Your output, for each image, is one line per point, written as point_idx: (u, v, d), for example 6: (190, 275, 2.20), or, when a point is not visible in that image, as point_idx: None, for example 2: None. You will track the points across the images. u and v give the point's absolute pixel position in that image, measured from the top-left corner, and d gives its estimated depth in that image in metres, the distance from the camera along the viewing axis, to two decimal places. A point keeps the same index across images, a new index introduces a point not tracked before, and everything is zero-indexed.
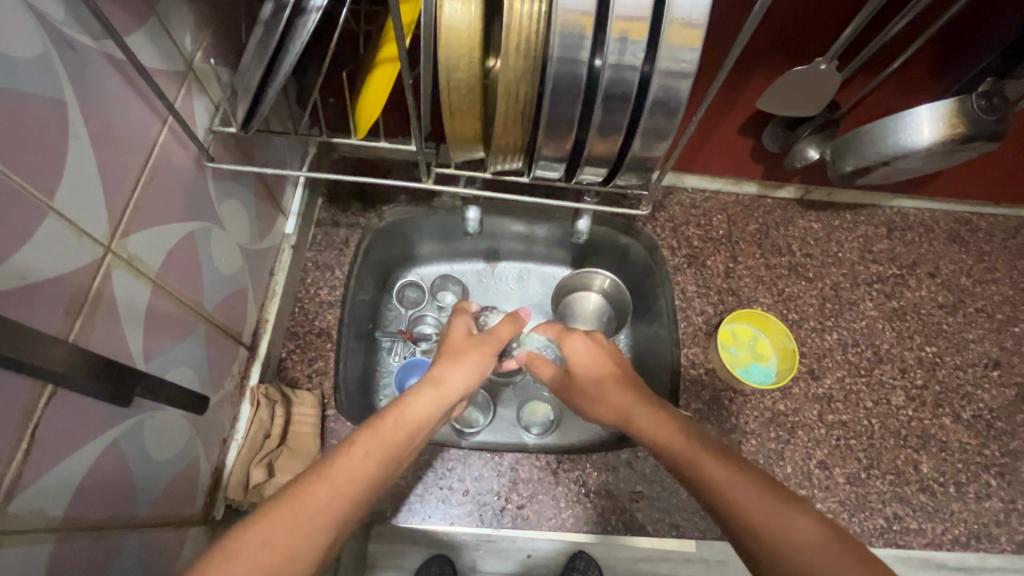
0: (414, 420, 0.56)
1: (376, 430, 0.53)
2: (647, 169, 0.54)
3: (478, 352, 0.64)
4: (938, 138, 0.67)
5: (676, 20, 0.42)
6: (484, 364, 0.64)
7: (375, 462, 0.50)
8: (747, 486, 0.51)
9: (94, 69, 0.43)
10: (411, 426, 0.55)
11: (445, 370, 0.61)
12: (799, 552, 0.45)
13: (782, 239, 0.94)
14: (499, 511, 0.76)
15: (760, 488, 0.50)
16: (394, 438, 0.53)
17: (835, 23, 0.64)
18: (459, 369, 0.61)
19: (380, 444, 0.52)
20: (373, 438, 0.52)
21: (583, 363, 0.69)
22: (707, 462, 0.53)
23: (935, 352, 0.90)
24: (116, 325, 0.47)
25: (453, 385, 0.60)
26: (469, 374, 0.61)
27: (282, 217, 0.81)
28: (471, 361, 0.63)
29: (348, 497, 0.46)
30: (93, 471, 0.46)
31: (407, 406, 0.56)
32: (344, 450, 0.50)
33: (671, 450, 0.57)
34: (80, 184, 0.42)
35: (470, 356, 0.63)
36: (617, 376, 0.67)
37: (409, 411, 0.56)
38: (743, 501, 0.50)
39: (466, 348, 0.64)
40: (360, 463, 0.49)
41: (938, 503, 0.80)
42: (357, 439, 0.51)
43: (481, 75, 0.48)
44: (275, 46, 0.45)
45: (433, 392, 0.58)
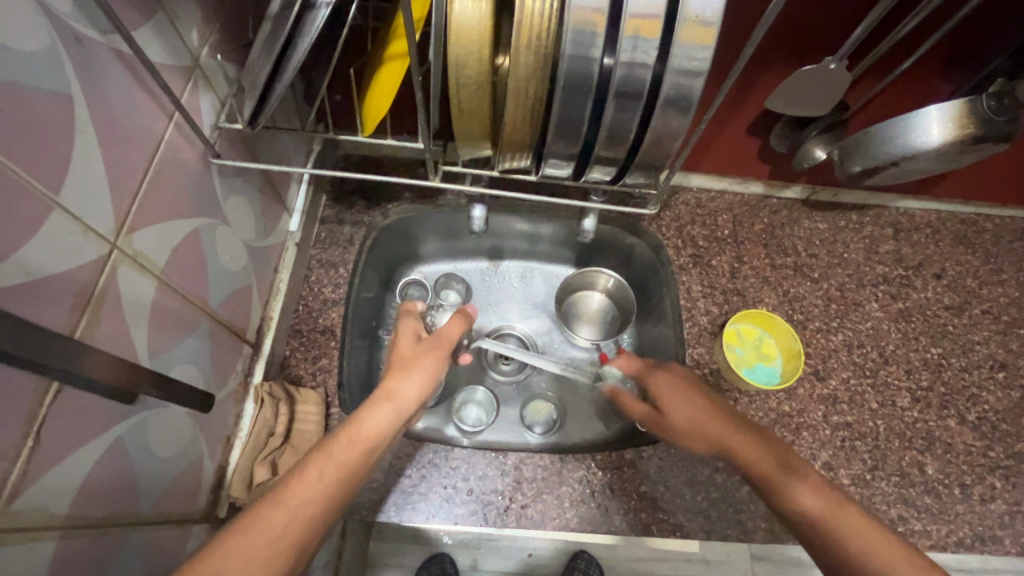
0: (369, 435, 0.55)
1: (331, 450, 0.52)
2: (655, 167, 0.54)
3: (428, 358, 0.62)
4: (948, 139, 0.66)
5: (689, 18, 0.41)
6: (437, 370, 0.61)
7: (334, 480, 0.50)
8: (839, 511, 0.54)
9: (101, 63, 0.43)
10: (365, 440, 0.54)
11: (397, 384, 0.59)
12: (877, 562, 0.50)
13: (787, 239, 0.94)
14: (503, 510, 0.75)
15: (848, 513, 0.54)
16: (348, 456, 0.52)
17: (846, 21, 0.63)
18: (408, 381, 0.59)
19: (333, 464, 0.51)
20: (328, 459, 0.51)
21: (673, 393, 0.69)
22: (801, 491, 0.56)
23: (940, 353, 0.89)
24: (121, 321, 0.47)
25: (405, 398, 0.58)
26: (422, 382, 0.60)
27: (286, 215, 0.81)
28: (421, 369, 0.60)
29: (305, 518, 0.47)
30: (96, 468, 0.45)
31: (361, 423, 0.55)
32: (299, 471, 0.49)
33: (766, 476, 0.59)
34: (86, 179, 0.42)
35: (420, 365, 0.61)
36: (707, 403, 0.67)
37: (362, 428, 0.55)
38: (838, 526, 0.53)
39: (416, 356, 0.62)
40: (316, 483, 0.49)
41: (943, 505, 0.80)
42: (311, 462, 0.50)
43: (490, 72, 0.48)
44: (283, 42, 0.44)
45: (387, 407, 0.57)
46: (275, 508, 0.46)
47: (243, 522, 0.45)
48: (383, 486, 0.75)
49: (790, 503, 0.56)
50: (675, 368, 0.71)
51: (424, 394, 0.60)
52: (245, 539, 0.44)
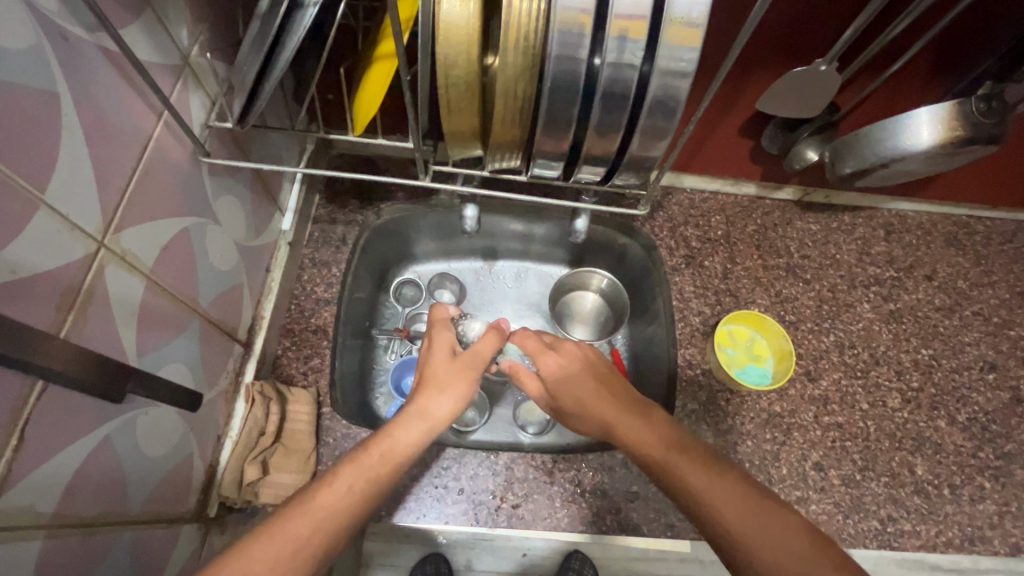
0: (400, 452, 0.54)
1: (359, 461, 0.51)
2: (645, 168, 0.54)
3: (462, 377, 0.62)
4: (937, 140, 0.67)
5: (675, 19, 0.41)
6: (469, 391, 0.62)
7: (358, 495, 0.49)
8: (722, 484, 0.50)
9: (88, 62, 0.43)
10: (397, 458, 0.53)
11: (432, 402, 0.59)
12: (755, 533, 0.47)
13: (780, 240, 0.94)
14: (494, 510, 0.75)
15: (732, 486, 0.50)
16: (380, 468, 0.51)
17: (835, 24, 0.63)
18: (444, 400, 0.59)
19: (361, 473, 0.50)
20: (355, 470, 0.50)
21: (563, 372, 0.66)
22: (682, 463, 0.53)
23: (931, 354, 0.90)
24: (110, 320, 0.47)
25: (440, 416, 0.58)
26: (454, 402, 0.60)
27: (279, 214, 0.81)
28: (455, 390, 0.61)
29: (331, 529, 0.46)
30: (84, 467, 0.45)
31: (396, 439, 0.55)
32: (329, 480, 0.49)
33: (651, 452, 0.55)
34: (71, 177, 0.42)
35: (453, 385, 0.61)
36: (597, 381, 0.65)
37: (396, 443, 0.54)
38: (719, 499, 0.49)
39: (450, 375, 0.62)
40: (345, 493, 0.48)
41: (933, 505, 0.80)
42: (341, 471, 0.50)
43: (479, 72, 0.48)
44: (271, 41, 0.44)
45: (421, 425, 0.57)
46: (298, 513, 0.45)
47: (271, 526, 0.44)
48: None
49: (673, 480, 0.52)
50: (567, 347, 0.69)
51: (455, 414, 0.60)
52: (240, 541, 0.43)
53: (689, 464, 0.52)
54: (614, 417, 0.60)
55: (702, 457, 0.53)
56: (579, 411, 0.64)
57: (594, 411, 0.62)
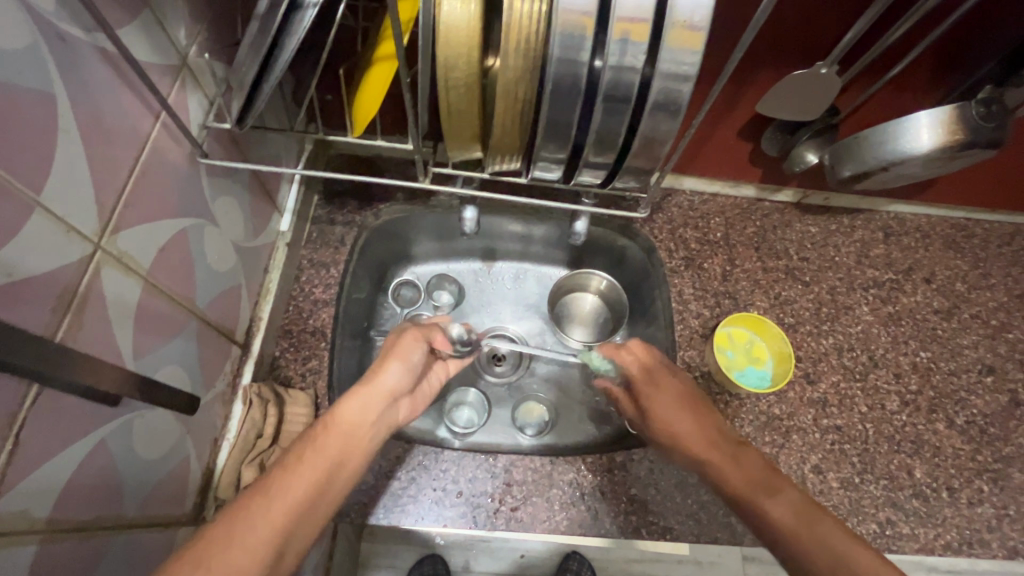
0: (349, 423, 0.55)
1: (315, 443, 0.52)
2: (645, 171, 0.54)
3: (403, 345, 0.64)
4: (937, 144, 0.67)
5: (678, 22, 0.41)
6: (413, 353, 0.64)
7: (317, 478, 0.49)
8: (817, 529, 0.51)
9: (85, 62, 0.42)
10: (343, 426, 0.55)
11: (376, 369, 0.61)
12: (814, 550, 0.50)
13: (779, 242, 0.94)
14: (493, 513, 0.75)
15: (827, 530, 0.50)
16: (334, 446, 0.53)
17: (837, 26, 0.63)
18: (388, 365, 0.61)
19: (316, 454, 0.51)
20: (313, 452, 0.51)
21: (663, 405, 0.68)
22: (766, 502, 0.54)
23: (929, 357, 0.90)
24: (106, 324, 0.46)
25: (382, 381, 0.60)
26: (398, 368, 0.62)
27: (277, 214, 0.80)
28: (398, 354, 0.63)
29: (290, 509, 0.46)
30: (79, 471, 0.45)
31: (339, 411, 0.56)
32: (286, 467, 0.49)
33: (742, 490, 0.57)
34: (67, 179, 0.41)
35: (397, 349, 0.64)
36: (697, 418, 0.66)
37: (341, 414, 0.56)
38: (805, 540, 0.50)
39: (395, 343, 0.65)
40: (301, 473, 0.49)
41: (931, 508, 0.80)
42: (297, 454, 0.51)
43: (479, 74, 0.47)
44: (270, 41, 0.44)
45: (362, 393, 0.58)
46: (261, 502, 0.45)
47: (235, 523, 0.43)
48: (372, 488, 0.74)
49: (758, 516, 0.54)
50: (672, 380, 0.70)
51: (399, 377, 0.62)
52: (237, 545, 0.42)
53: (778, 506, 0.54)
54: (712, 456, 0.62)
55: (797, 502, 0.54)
56: (671, 442, 0.66)
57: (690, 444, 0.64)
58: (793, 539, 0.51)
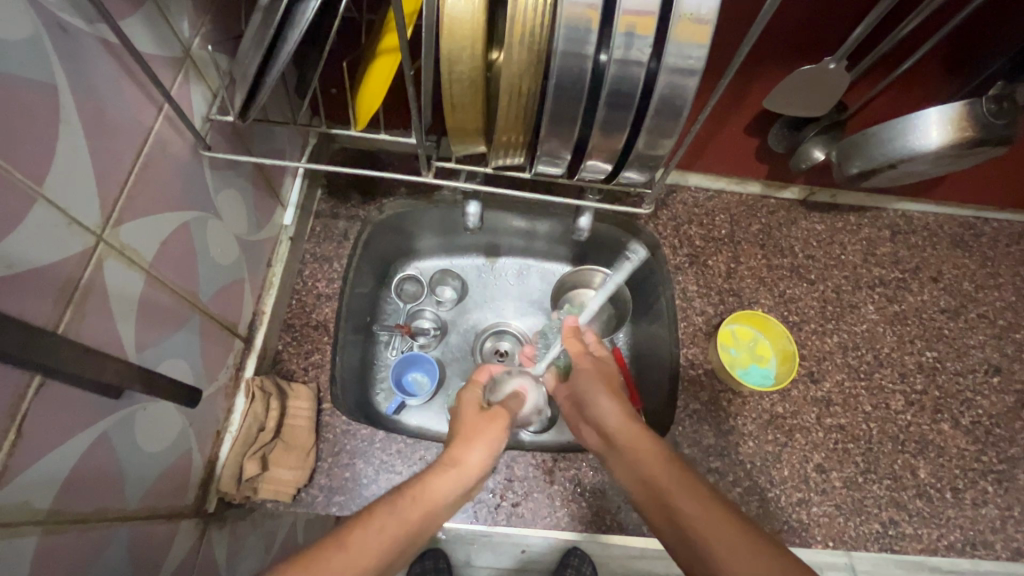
0: (435, 500, 0.50)
1: (399, 502, 0.48)
2: (650, 167, 0.54)
3: (491, 426, 0.60)
4: (946, 141, 0.66)
5: (684, 15, 0.41)
6: (500, 441, 0.59)
7: (391, 541, 0.45)
8: (722, 524, 0.50)
9: (88, 53, 0.42)
10: (432, 502, 0.50)
11: (462, 449, 0.56)
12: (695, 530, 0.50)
13: (785, 240, 0.94)
14: (494, 508, 0.75)
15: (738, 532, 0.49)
16: (412, 513, 0.48)
17: (847, 20, 0.62)
18: (475, 448, 0.56)
19: (394, 520, 0.47)
20: (395, 514, 0.47)
21: (624, 422, 0.64)
22: (688, 504, 0.53)
23: (935, 357, 0.89)
24: (108, 316, 0.46)
25: (470, 464, 0.55)
26: (488, 452, 0.57)
27: (280, 209, 0.80)
28: (485, 439, 0.58)
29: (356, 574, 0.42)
30: (82, 461, 0.45)
31: (431, 487, 0.51)
32: (364, 519, 0.46)
33: (634, 458, 0.60)
34: (68, 168, 0.41)
35: (484, 435, 0.58)
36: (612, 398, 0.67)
37: (432, 493, 0.51)
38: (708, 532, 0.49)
39: (479, 425, 0.59)
40: (379, 535, 0.45)
41: (935, 508, 0.80)
42: (376, 511, 0.47)
43: (483, 67, 0.47)
44: (272, 33, 0.43)
45: (453, 475, 0.54)
46: (336, 551, 0.42)
47: None
48: None
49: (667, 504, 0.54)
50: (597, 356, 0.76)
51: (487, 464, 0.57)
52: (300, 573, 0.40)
53: (706, 513, 0.51)
54: (636, 438, 0.61)
55: (698, 486, 0.54)
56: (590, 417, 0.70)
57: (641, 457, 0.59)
58: (712, 545, 0.48)
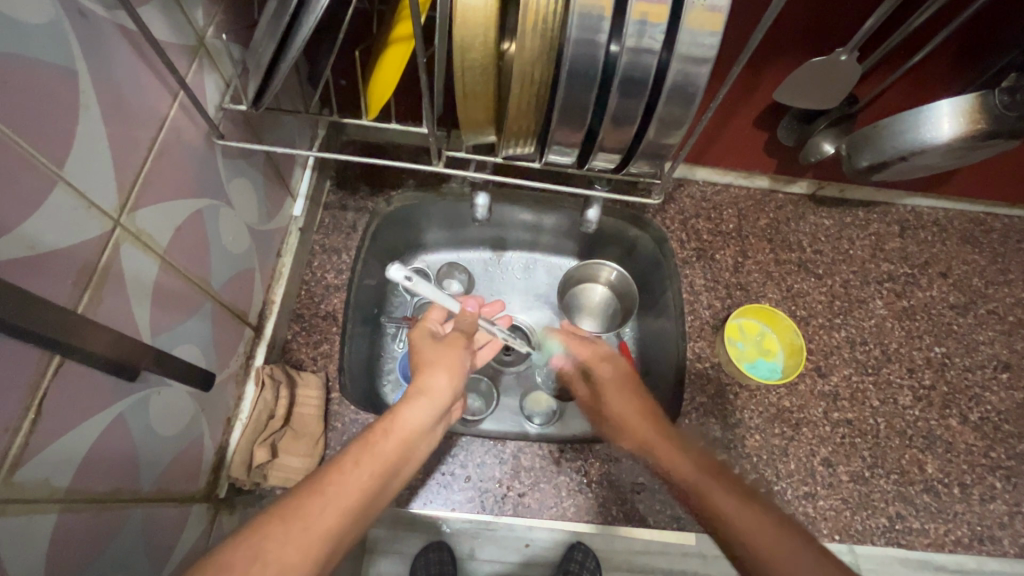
0: (407, 429, 0.55)
1: (372, 439, 0.52)
2: (660, 156, 0.54)
3: (451, 351, 0.63)
4: (958, 134, 0.66)
5: (697, 3, 0.41)
6: (461, 359, 0.63)
7: (373, 473, 0.50)
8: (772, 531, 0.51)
9: (106, 39, 0.42)
10: (402, 435, 0.54)
11: (423, 378, 0.59)
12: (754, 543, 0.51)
13: (793, 235, 0.93)
14: (500, 498, 0.76)
15: (769, 521, 0.52)
16: (387, 448, 0.52)
17: (858, 11, 0.62)
18: (436, 374, 0.59)
19: (372, 457, 0.51)
20: (369, 451, 0.51)
21: (655, 426, 0.65)
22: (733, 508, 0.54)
23: (944, 352, 0.89)
24: (124, 299, 0.47)
25: (437, 390, 0.58)
26: (450, 375, 0.60)
27: (290, 199, 0.81)
28: (446, 360, 0.61)
29: (344, 509, 0.46)
30: (99, 442, 0.46)
31: (399, 418, 0.55)
32: (340, 461, 0.49)
33: (672, 463, 0.61)
34: (88, 153, 0.42)
35: (446, 358, 0.61)
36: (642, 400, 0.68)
37: (401, 423, 0.55)
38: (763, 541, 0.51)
39: (436, 349, 0.62)
40: (354, 472, 0.48)
41: (942, 503, 0.80)
42: (350, 451, 0.50)
43: (496, 56, 0.47)
44: (287, 20, 0.43)
45: (420, 401, 0.57)
46: (315, 497, 0.46)
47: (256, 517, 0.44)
48: None
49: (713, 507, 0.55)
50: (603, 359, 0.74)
51: (453, 385, 0.61)
52: (283, 526, 0.43)
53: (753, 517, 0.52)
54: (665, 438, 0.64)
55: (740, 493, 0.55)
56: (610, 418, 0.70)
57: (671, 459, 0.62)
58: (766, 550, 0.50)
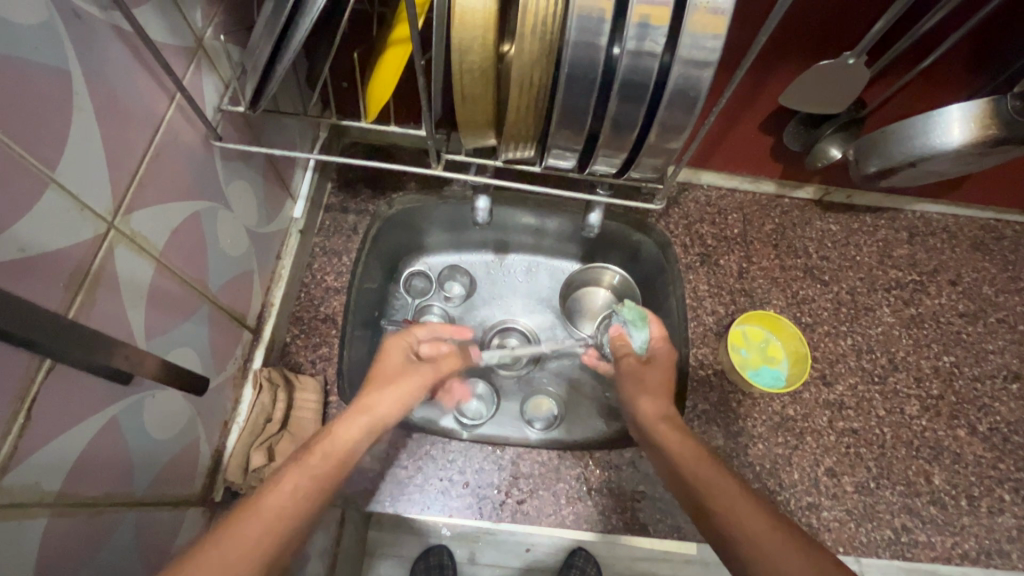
0: (342, 451, 0.52)
1: (310, 457, 0.50)
2: (663, 162, 0.53)
3: (410, 379, 0.60)
4: (969, 139, 0.64)
5: (699, 5, 0.40)
6: (415, 391, 0.60)
7: (307, 494, 0.47)
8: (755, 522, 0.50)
9: (100, 40, 0.42)
10: (337, 457, 0.51)
11: (371, 400, 0.58)
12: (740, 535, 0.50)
13: (798, 240, 0.92)
14: (499, 505, 0.75)
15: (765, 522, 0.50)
16: (321, 467, 0.50)
17: (868, 14, 0.61)
18: (381, 400, 0.58)
19: (304, 472, 0.49)
20: (304, 469, 0.49)
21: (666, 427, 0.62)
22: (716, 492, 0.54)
23: (952, 362, 0.87)
24: (118, 302, 0.46)
25: (378, 414, 0.57)
26: (399, 403, 0.58)
27: (290, 201, 0.80)
28: (399, 389, 0.59)
29: (265, 533, 0.44)
30: (91, 446, 0.46)
31: (333, 437, 0.53)
32: (274, 482, 0.47)
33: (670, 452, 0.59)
34: (80, 155, 0.41)
35: (401, 383, 0.59)
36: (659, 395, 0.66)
37: (336, 445, 0.52)
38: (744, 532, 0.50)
39: (392, 373, 0.60)
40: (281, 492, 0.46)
41: (949, 516, 0.78)
42: (285, 468, 0.49)
43: (494, 58, 0.46)
44: (284, 21, 0.43)
45: (361, 423, 0.55)
46: (250, 516, 0.44)
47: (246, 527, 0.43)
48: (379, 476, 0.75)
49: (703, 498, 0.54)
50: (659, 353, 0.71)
51: (398, 413, 0.59)
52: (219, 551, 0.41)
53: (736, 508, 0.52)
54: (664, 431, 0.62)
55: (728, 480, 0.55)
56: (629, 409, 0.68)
57: (738, 514, 0.51)
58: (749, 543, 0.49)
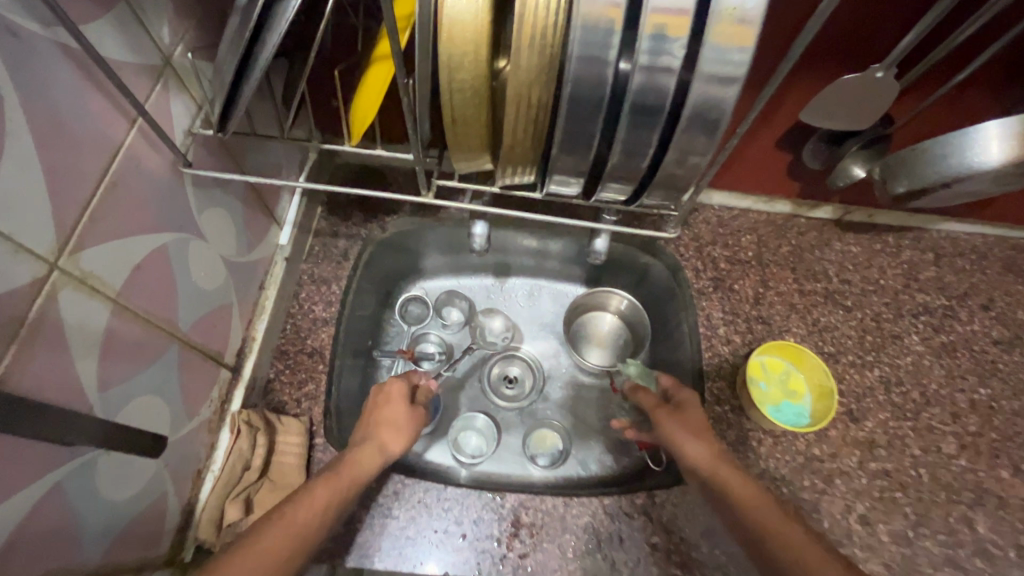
0: (357, 470, 0.57)
1: (334, 475, 0.55)
2: (678, 188, 0.48)
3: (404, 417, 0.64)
4: (1010, 158, 0.59)
5: (726, 12, 0.35)
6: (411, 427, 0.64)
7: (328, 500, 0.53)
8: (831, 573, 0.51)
9: (44, 62, 0.37)
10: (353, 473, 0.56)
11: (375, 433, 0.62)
12: None
13: (817, 263, 0.86)
14: (499, 559, 0.68)
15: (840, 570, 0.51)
16: (334, 488, 0.54)
17: (896, 24, 0.56)
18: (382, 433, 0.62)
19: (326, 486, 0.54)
20: (330, 487, 0.54)
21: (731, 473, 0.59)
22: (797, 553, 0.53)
23: (990, 395, 0.80)
24: (63, 354, 0.41)
25: (385, 442, 0.61)
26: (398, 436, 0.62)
27: (275, 227, 0.76)
28: (397, 426, 0.63)
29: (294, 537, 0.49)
30: (28, 520, 0.40)
31: (350, 462, 0.57)
32: (306, 493, 0.53)
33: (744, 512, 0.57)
34: (15, 189, 0.36)
35: (396, 421, 0.63)
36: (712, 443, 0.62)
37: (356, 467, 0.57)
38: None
39: (386, 410, 0.64)
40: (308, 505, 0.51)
41: (997, 569, 0.71)
42: (315, 486, 0.53)
43: (488, 75, 0.41)
44: (249, 36, 0.38)
45: (373, 449, 0.60)
46: (273, 527, 0.49)
47: None
48: (369, 527, 0.68)
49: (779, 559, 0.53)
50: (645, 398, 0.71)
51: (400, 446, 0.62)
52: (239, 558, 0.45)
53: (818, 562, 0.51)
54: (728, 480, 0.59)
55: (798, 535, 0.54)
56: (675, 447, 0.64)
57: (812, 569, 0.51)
58: None
